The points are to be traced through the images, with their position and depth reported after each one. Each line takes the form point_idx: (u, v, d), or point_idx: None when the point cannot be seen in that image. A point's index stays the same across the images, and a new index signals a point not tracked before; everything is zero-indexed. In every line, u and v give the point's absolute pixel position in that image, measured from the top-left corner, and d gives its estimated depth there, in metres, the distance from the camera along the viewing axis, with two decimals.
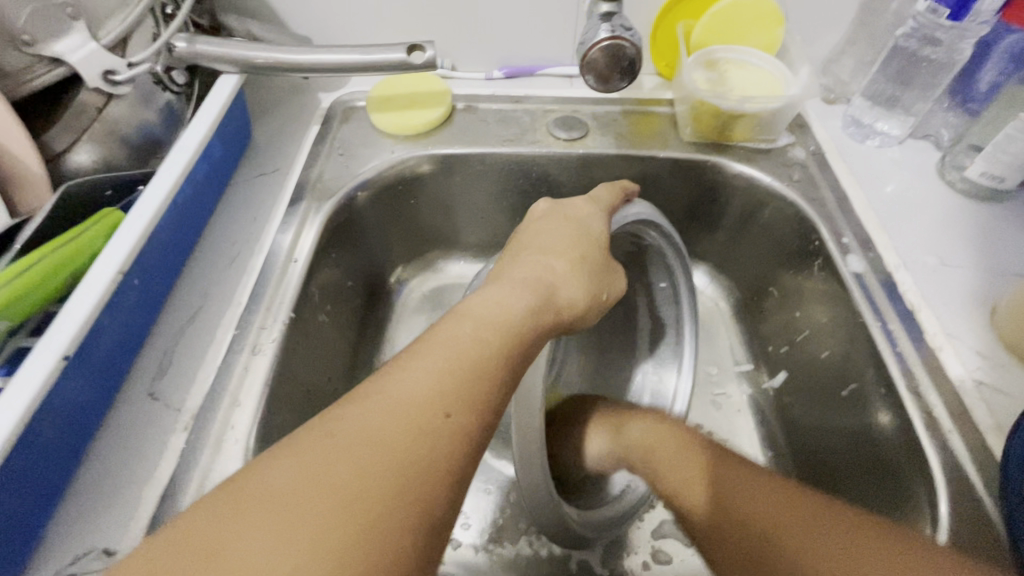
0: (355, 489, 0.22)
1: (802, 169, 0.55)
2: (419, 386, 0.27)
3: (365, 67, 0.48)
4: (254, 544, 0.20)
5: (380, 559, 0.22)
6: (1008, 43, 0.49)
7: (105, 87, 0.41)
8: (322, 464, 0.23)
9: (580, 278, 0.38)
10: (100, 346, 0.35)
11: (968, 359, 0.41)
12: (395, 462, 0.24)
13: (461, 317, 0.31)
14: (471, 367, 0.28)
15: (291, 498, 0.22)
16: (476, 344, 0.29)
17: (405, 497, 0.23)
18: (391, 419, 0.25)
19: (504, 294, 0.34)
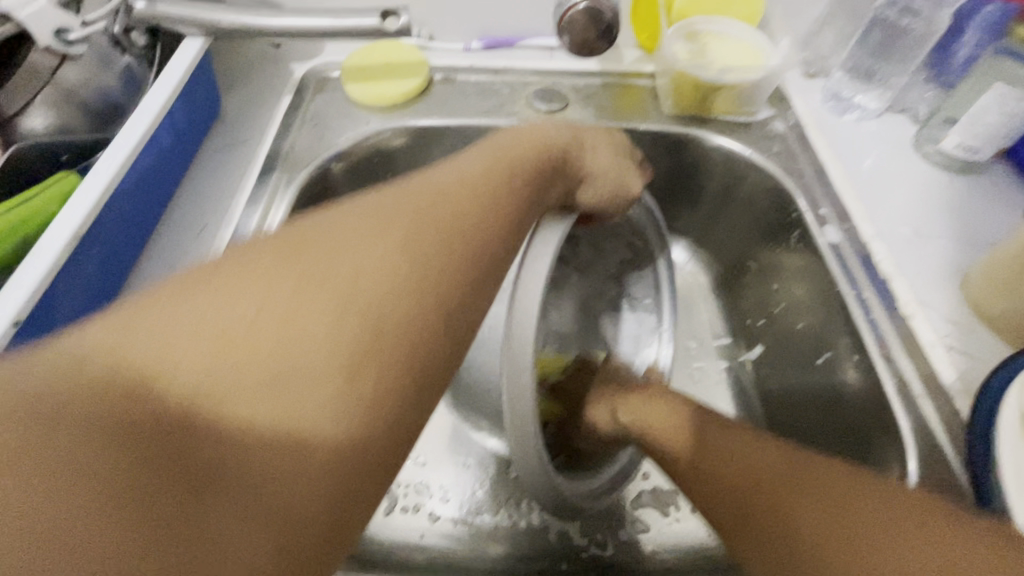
0: (332, 304, 0.26)
1: (781, 142, 0.55)
2: (367, 258, 0.28)
3: (335, 32, 0.46)
4: (179, 347, 0.23)
5: (353, 396, 0.25)
6: (984, 14, 0.49)
7: (57, 46, 0.40)
8: (300, 281, 0.26)
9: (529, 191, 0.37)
10: (57, 314, 0.34)
11: (939, 326, 0.41)
12: (373, 296, 0.27)
13: (434, 177, 0.34)
14: (439, 220, 0.31)
15: (273, 300, 0.25)
16: (450, 202, 0.32)
17: (381, 336, 0.27)
18: (367, 253, 0.28)
19: (486, 164, 0.36)
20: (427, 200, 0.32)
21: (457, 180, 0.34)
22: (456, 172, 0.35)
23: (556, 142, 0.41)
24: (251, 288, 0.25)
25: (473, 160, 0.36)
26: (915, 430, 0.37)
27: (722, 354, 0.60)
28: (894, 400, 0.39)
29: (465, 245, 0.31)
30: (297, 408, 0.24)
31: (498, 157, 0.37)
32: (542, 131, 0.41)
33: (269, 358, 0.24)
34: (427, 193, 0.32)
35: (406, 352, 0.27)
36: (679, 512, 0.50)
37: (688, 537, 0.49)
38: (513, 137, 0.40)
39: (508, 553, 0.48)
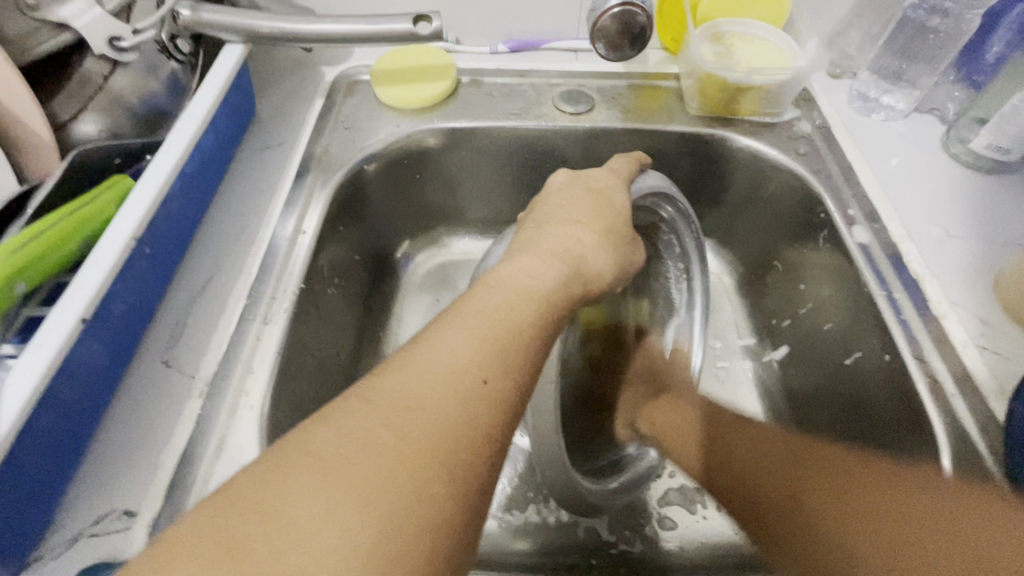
0: (374, 485, 0.22)
1: (808, 142, 0.55)
2: (456, 351, 0.27)
3: (371, 37, 0.47)
4: (309, 495, 0.21)
5: (396, 555, 0.21)
6: (1017, 12, 0.48)
7: (110, 54, 0.40)
8: (324, 484, 0.22)
9: (605, 252, 0.39)
10: (114, 311, 0.35)
11: (970, 326, 0.41)
12: (417, 426, 0.24)
13: (494, 284, 0.32)
14: (511, 327, 0.29)
15: (332, 486, 0.22)
16: (511, 314, 0.30)
17: (421, 476, 0.23)
18: (432, 381, 0.26)
19: (477, 295, 0.31)
20: (510, 302, 0.31)
21: (520, 309, 0.31)
22: (503, 297, 0.31)
23: (586, 248, 0.37)
24: (324, 482, 0.22)
25: (503, 275, 0.33)
26: (949, 429, 0.38)
27: (747, 354, 0.61)
28: (927, 399, 0.39)
29: (515, 348, 0.29)
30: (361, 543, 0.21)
31: (541, 257, 0.35)
32: (575, 233, 0.38)
33: (331, 517, 0.21)
34: (483, 317, 0.29)
35: (461, 475, 0.24)
36: (706, 510, 0.51)
37: (716, 534, 0.49)
38: (551, 239, 0.37)
39: (539, 548, 0.48)
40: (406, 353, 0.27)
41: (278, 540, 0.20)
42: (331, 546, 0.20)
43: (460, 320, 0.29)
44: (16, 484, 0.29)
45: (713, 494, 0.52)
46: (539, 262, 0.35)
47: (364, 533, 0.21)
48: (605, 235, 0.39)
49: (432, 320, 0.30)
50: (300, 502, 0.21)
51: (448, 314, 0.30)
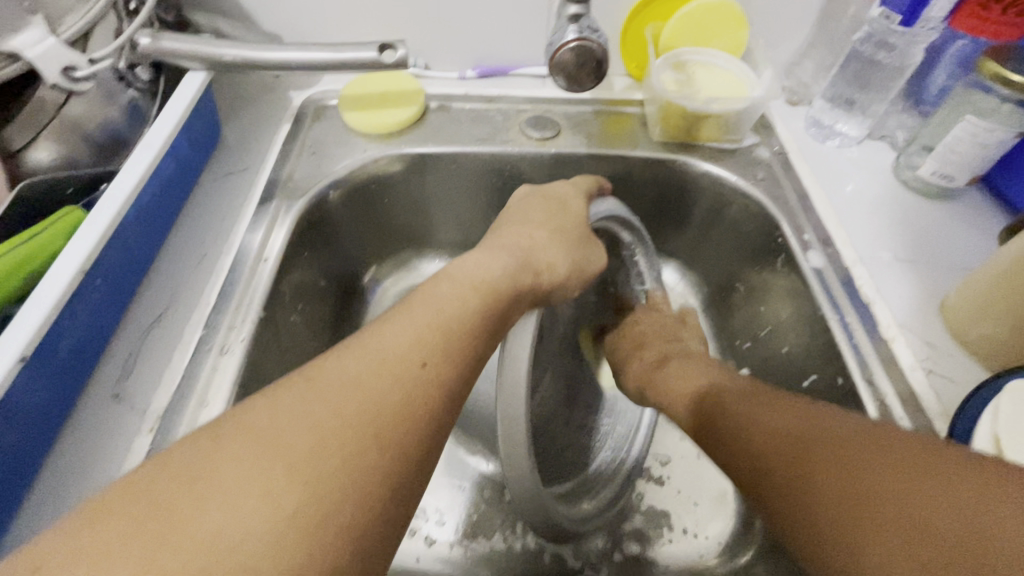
0: (321, 435, 0.23)
1: (766, 168, 0.57)
2: (398, 340, 0.28)
3: (335, 65, 0.48)
4: (240, 460, 0.22)
5: (347, 494, 0.22)
6: (957, 47, 0.51)
7: (64, 84, 0.39)
8: (262, 442, 0.23)
9: (559, 248, 0.40)
10: (61, 346, 0.34)
11: (918, 349, 0.42)
12: (366, 399, 0.25)
13: (444, 279, 0.34)
14: (452, 318, 0.31)
15: (277, 433, 0.23)
16: (453, 302, 0.32)
17: (367, 445, 0.24)
18: (372, 361, 0.27)
19: (428, 292, 0.32)
20: (449, 293, 0.32)
21: (463, 298, 0.32)
22: (448, 290, 0.33)
23: (542, 243, 0.40)
24: (269, 433, 0.23)
25: (456, 272, 0.35)
26: None
27: None
28: (878, 422, 0.40)
29: (460, 336, 0.30)
30: (303, 481, 0.22)
31: (493, 257, 0.37)
32: (527, 233, 0.40)
33: (268, 465, 0.22)
34: (425, 306, 0.31)
35: (397, 442, 0.25)
36: (671, 533, 0.51)
37: (680, 559, 0.49)
38: (507, 240, 0.39)
39: None
40: (349, 341, 0.28)
41: (202, 501, 0.21)
42: (259, 512, 0.21)
43: (409, 311, 0.30)
44: None
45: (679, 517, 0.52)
46: (489, 257, 0.37)
47: (303, 503, 0.21)
48: (558, 232, 0.41)
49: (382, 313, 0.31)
50: (222, 468, 0.22)
51: (397, 305, 0.32)
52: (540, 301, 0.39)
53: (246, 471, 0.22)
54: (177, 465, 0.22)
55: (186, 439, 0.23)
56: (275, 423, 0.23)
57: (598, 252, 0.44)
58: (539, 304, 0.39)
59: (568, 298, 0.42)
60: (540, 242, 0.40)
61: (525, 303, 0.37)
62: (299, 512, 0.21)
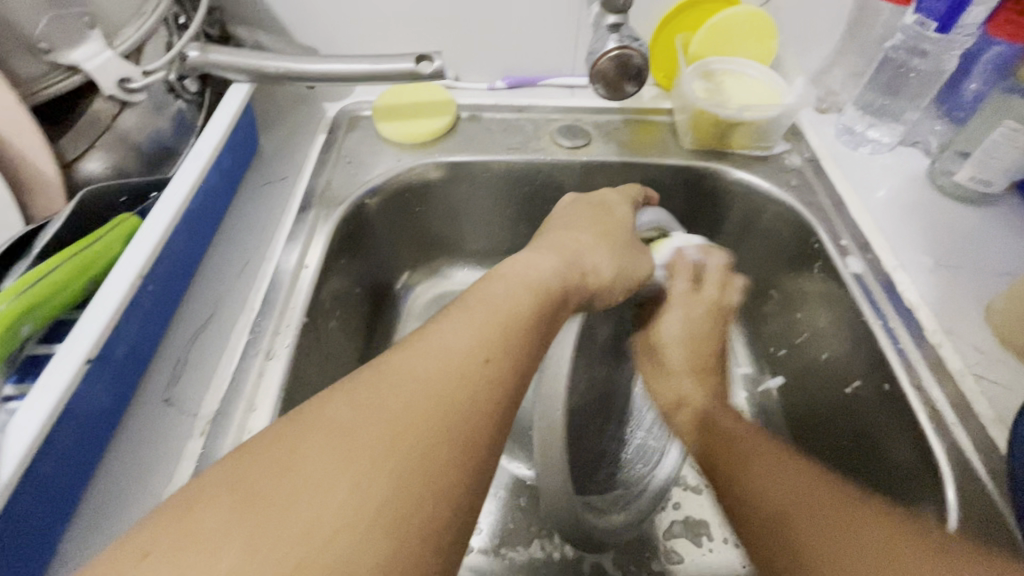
0: (400, 428, 0.24)
1: (799, 175, 0.57)
2: (463, 336, 0.29)
3: (374, 76, 0.49)
4: (326, 453, 0.23)
5: (429, 487, 0.23)
6: (990, 54, 0.51)
7: (118, 94, 0.40)
8: (343, 435, 0.23)
9: (605, 249, 0.41)
10: (117, 351, 0.35)
11: (966, 355, 0.42)
12: (439, 394, 0.26)
13: (498, 277, 0.34)
14: (511, 315, 0.31)
15: (357, 426, 0.24)
16: (510, 299, 0.32)
17: (443, 439, 0.24)
18: (441, 357, 0.27)
19: (484, 289, 0.33)
20: (505, 291, 0.33)
21: (520, 295, 0.33)
22: (503, 287, 0.33)
23: (588, 244, 0.40)
24: (350, 426, 0.24)
25: (509, 271, 0.35)
26: (951, 458, 0.38)
27: (746, 382, 0.61)
28: (929, 429, 0.39)
29: (519, 332, 0.30)
30: (387, 474, 0.22)
31: (542, 256, 0.37)
32: (572, 235, 0.41)
33: (353, 458, 0.22)
34: (485, 302, 0.31)
35: (471, 437, 0.25)
36: (712, 542, 0.50)
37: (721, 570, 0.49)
38: (553, 241, 0.40)
39: None
40: (415, 337, 0.29)
41: (293, 492, 0.21)
42: (346, 502, 0.21)
43: (469, 308, 0.31)
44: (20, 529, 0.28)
45: (718, 527, 0.51)
46: (538, 257, 0.37)
47: (389, 500, 0.22)
48: (601, 234, 0.42)
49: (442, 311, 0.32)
50: (307, 459, 0.22)
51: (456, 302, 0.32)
52: (588, 301, 0.39)
53: (332, 463, 0.22)
54: (265, 457, 0.23)
55: (270, 434, 0.24)
56: (354, 424, 0.24)
57: (645, 256, 0.44)
58: (586, 306, 0.39)
59: (615, 302, 0.42)
60: (592, 242, 0.41)
61: (574, 303, 0.37)
62: (385, 504, 0.22)
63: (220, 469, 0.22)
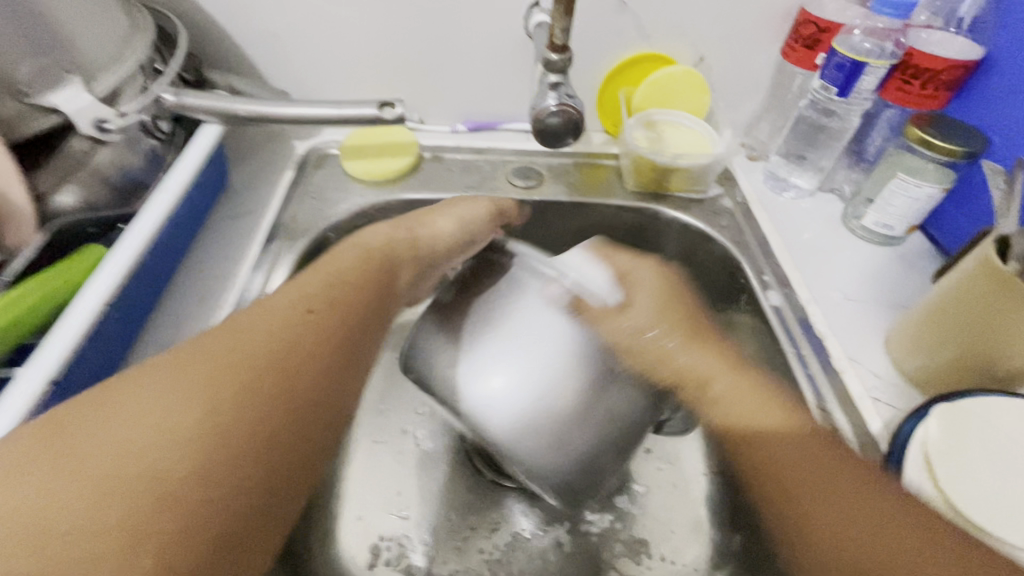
0: (207, 374, 0.30)
1: (729, 217, 0.63)
2: (279, 302, 0.36)
3: (339, 121, 0.53)
4: (146, 393, 0.29)
5: (227, 421, 0.29)
6: (888, 115, 0.59)
7: (95, 134, 0.44)
8: (167, 382, 0.30)
9: (443, 216, 0.48)
10: (78, 374, 0.37)
11: (866, 380, 0.47)
12: (235, 351, 0.32)
13: (339, 254, 0.42)
14: (332, 287, 0.38)
15: (186, 374, 0.30)
16: (336, 279, 0.39)
17: (242, 386, 0.31)
18: (246, 322, 0.34)
19: (323, 265, 0.41)
20: (335, 271, 0.40)
21: (342, 275, 0.40)
22: (345, 264, 0.41)
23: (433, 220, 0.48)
24: (178, 376, 0.30)
25: (342, 251, 0.43)
26: None
27: None
28: None
29: (336, 303, 0.37)
30: (198, 406, 0.29)
31: (375, 233, 0.45)
32: (432, 216, 0.48)
33: (149, 398, 0.29)
34: (318, 277, 0.39)
35: (269, 380, 0.31)
36: (651, 560, 0.52)
37: None
38: (412, 221, 0.48)
39: None
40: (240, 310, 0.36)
41: (103, 418, 0.28)
42: (151, 429, 0.28)
43: (320, 283, 0.38)
44: None
45: (657, 545, 0.53)
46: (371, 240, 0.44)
47: (202, 424, 0.28)
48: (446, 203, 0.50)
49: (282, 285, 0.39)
50: (143, 397, 0.29)
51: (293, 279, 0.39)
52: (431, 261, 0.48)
53: (147, 403, 0.29)
54: (117, 396, 0.29)
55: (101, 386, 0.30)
56: (168, 368, 0.30)
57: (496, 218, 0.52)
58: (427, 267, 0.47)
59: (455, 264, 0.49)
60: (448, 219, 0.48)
61: (404, 257, 0.45)
62: (171, 433, 0.28)
63: (82, 401, 0.29)
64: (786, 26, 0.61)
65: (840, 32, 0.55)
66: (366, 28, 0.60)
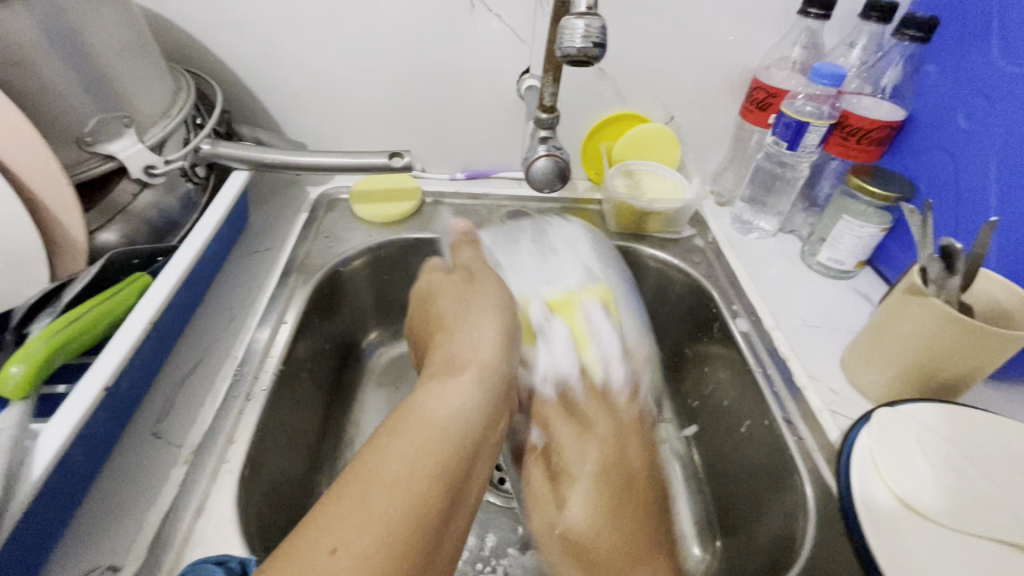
0: None
1: (702, 254, 0.70)
2: (369, 523, 0.27)
3: (354, 168, 0.60)
4: None
5: None
6: (832, 166, 0.68)
7: (143, 177, 0.50)
8: None
9: (492, 334, 0.41)
10: (122, 384, 0.41)
11: (824, 396, 0.52)
12: None
13: (414, 419, 0.33)
14: (421, 491, 0.29)
15: None
16: (415, 465, 0.30)
17: None
18: (340, 559, 0.25)
19: (395, 435, 0.32)
20: (411, 462, 0.30)
21: (421, 470, 0.30)
22: (410, 452, 0.30)
23: (496, 350, 0.40)
24: None
25: (412, 428, 0.32)
26: (812, 476, 0.46)
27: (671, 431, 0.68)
28: (797, 455, 0.48)
29: (427, 512, 0.28)
30: None
31: (445, 400, 0.34)
32: (483, 343, 0.40)
33: None
34: (401, 465, 0.30)
35: None
36: None
37: None
38: (461, 346, 0.40)
39: None
40: (340, 505, 0.27)
41: None
42: None
43: (384, 477, 0.29)
44: (26, 533, 0.33)
45: None
46: (451, 394, 0.35)
47: None
48: (504, 333, 0.41)
49: (355, 457, 0.30)
50: None
51: (359, 462, 0.30)
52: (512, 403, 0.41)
53: None
54: None
55: None
56: None
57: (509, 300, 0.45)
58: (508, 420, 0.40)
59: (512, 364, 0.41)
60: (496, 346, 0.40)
61: (502, 412, 0.38)
62: None
63: None
64: (741, 91, 0.71)
65: (785, 98, 0.64)
66: (379, 90, 0.69)
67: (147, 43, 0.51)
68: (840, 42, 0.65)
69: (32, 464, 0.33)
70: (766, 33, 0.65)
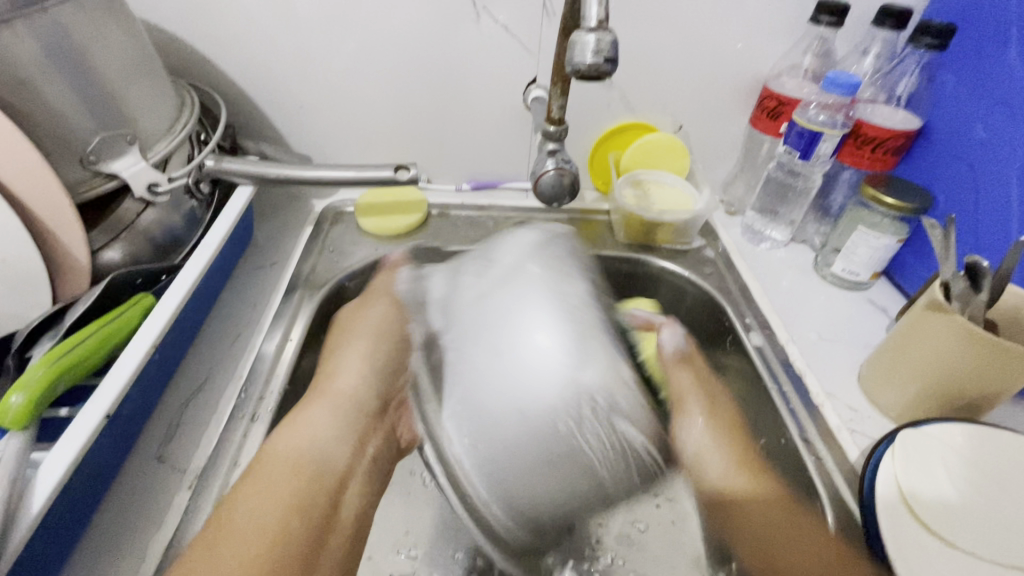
0: None
1: (712, 265, 0.69)
2: (235, 561, 0.34)
3: (359, 182, 0.59)
4: None
5: None
6: (846, 176, 0.67)
7: (147, 195, 0.49)
8: None
9: (353, 374, 0.50)
10: (125, 409, 0.40)
11: (842, 413, 0.51)
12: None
13: (265, 464, 0.41)
14: (299, 506, 0.39)
15: None
16: (292, 492, 0.39)
17: None
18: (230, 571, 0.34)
19: (256, 484, 0.39)
20: (261, 511, 0.37)
21: (289, 482, 0.40)
22: (275, 487, 0.39)
23: (359, 386, 0.50)
24: None
25: (263, 480, 0.39)
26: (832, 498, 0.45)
27: None
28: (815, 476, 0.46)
29: (298, 531, 0.38)
30: None
31: (291, 450, 0.42)
32: (349, 381, 0.50)
33: None
34: (243, 515, 0.37)
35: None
36: None
37: None
38: (334, 389, 0.49)
39: None
40: (212, 545, 0.35)
41: None
42: None
43: (237, 523, 0.36)
44: (25, 567, 0.32)
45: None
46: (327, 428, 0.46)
47: None
48: (367, 364, 0.52)
49: (227, 496, 0.39)
50: None
51: (222, 508, 0.38)
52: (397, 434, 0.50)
53: None
54: None
55: None
56: None
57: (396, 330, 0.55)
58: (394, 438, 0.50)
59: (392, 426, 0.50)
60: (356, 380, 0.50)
61: (378, 428, 0.49)
62: None
63: None
64: (752, 99, 0.69)
65: (797, 107, 0.63)
66: (385, 102, 0.68)
67: (151, 60, 0.50)
68: (853, 48, 0.64)
69: (31, 496, 0.32)
70: (777, 41, 0.64)
